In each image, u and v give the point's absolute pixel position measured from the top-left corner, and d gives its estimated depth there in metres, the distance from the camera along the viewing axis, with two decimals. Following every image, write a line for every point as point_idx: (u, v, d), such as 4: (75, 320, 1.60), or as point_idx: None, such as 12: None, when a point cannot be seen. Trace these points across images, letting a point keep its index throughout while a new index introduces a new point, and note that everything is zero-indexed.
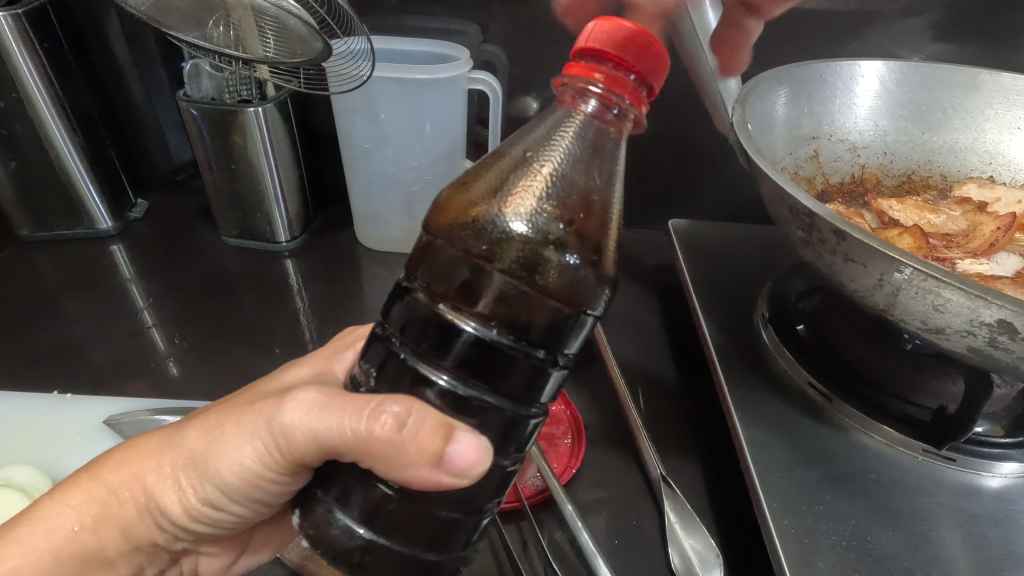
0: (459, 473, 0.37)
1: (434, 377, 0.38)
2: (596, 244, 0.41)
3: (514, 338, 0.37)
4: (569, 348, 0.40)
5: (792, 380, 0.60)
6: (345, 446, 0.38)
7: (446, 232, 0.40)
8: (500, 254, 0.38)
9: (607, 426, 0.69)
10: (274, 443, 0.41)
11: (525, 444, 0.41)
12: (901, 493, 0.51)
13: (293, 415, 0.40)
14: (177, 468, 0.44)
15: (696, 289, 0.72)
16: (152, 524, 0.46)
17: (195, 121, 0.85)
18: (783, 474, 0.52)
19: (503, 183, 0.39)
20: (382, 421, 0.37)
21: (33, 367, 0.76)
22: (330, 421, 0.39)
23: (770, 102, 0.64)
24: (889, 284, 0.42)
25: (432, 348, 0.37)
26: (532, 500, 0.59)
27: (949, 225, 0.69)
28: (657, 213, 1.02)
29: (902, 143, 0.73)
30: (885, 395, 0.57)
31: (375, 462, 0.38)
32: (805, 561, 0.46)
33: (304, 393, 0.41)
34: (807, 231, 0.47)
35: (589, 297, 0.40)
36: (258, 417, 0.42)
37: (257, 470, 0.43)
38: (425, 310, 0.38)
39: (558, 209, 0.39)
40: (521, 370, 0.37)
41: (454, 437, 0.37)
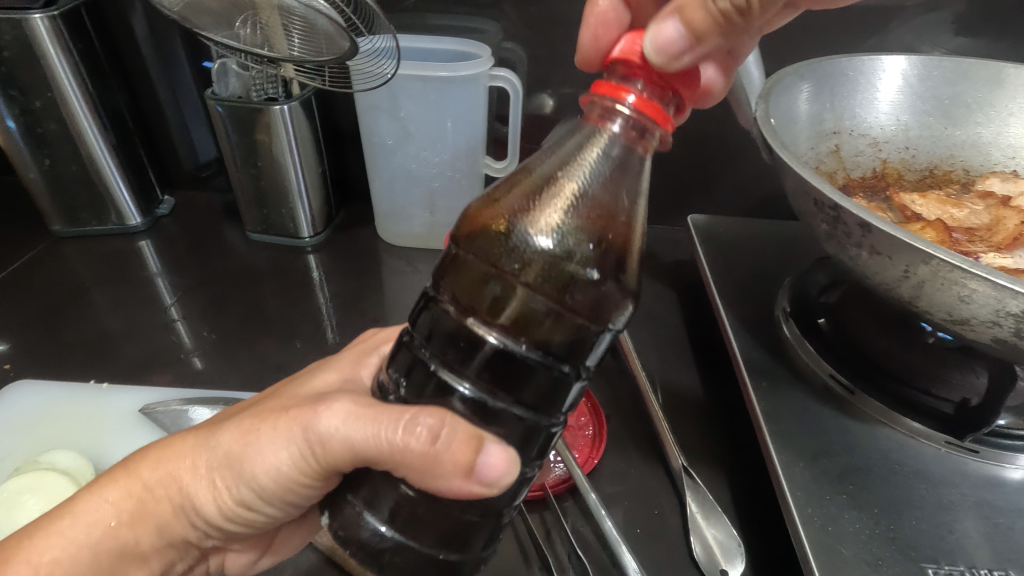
0: (488, 483, 0.38)
1: (459, 386, 0.39)
2: (622, 262, 0.41)
3: (539, 352, 0.39)
4: (591, 361, 0.41)
5: (814, 372, 0.61)
6: (381, 455, 0.39)
7: (474, 246, 0.41)
8: (527, 271, 0.39)
9: (628, 418, 0.70)
10: (309, 449, 0.42)
11: (546, 449, 0.43)
12: (924, 484, 0.51)
13: (329, 423, 0.41)
14: (212, 469, 0.44)
15: (716, 282, 0.73)
16: (186, 522, 0.46)
17: (221, 118, 0.87)
18: (806, 464, 0.52)
19: (530, 201, 0.40)
20: (417, 433, 0.38)
21: (69, 358, 0.79)
22: (366, 431, 0.40)
23: (792, 97, 0.64)
24: (915, 275, 0.43)
25: (458, 359, 0.39)
26: (555, 489, 0.61)
27: (972, 219, 0.68)
28: (673, 208, 1.03)
29: (924, 138, 0.73)
30: (906, 387, 0.57)
31: (408, 472, 0.39)
32: (827, 548, 0.46)
33: (341, 402, 0.42)
34: (832, 224, 0.48)
35: (612, 313, 0.41)
36: (294, 423, 0.43)
37: (292, 475, 0.43)
38: (453, 323, 0.39)
39: (586, 228, 0.40)
40: (545, 384, 0.38)
41: (484, 449, 0.38)
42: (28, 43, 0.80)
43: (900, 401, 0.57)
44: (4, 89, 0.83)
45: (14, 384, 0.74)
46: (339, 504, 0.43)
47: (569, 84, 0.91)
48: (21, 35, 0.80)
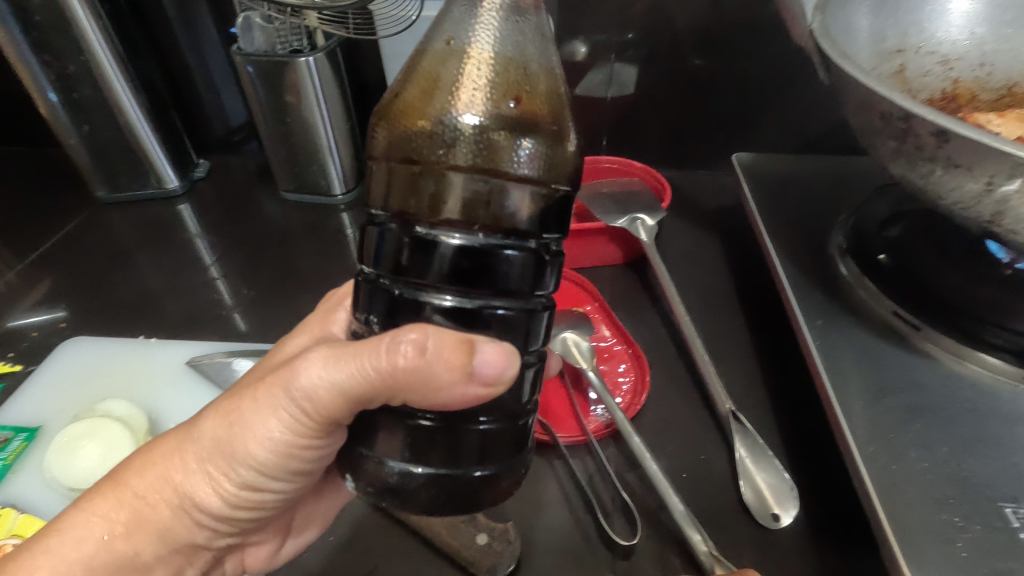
0: (492, 382, 0.36)
1: (438, 301, 0.37)
2: (555, 114, 0.38)
3: (501, 236, 0.36)
4: (553, 232, 0.38)
5: (875, 311, 0.57)
6: (373, 389, 0.37)
7: (394, 152, 0.37)
8: (456, 152, 0.35)
9: (671, 366, 0.68)
10: (298, 407, 0.40)
11: (543, 337, 0.41)
12: (998, 422, 0.48)
13: (309, 375, 0.39)
14: (203, 460, 0.43)
15: (765, 221, 0.69)
16: (190, 523, 0.44)
17: (250, 78, 0.86)
18: (867, 403, 0.49)
19: (436, 81, 0.36)
20: (403, 350, 0.35)
21: (119, 316, 0.81)
22: (348, 369, 0.38)
23: (853, 11, 0.59)
24: (997, 190, 0.38)
25: (414, 271, 0.36)
26: (597, 434, 0.60)
27: None
28: (714, 150, 0.98)
29: (1003, 52, 0.65)
30: (978, 322, 0.53)
31: (407, 395, 0.37)
32: (891, 486, 0.44)
33: (314, 353, 0.40)
34: (901, 139, 0.43)
35: (562, 170, 0.38)
36: (275, 388, 0.41)
37: (288, 440, 0.42)
38: (400, 236, 0.36)
39: (506, 88, 0.36)
40: (517, 266, 0.36)
41: (477, 350, 0.36)
42: (57, 6, 0.80)
43: (968, 334, 0.52)
44: (39, 55, 0.84)
45: (69, 342, 0.76)
46: (356, 460, 0.41)
47: (601, 25, 0.87)
48: None
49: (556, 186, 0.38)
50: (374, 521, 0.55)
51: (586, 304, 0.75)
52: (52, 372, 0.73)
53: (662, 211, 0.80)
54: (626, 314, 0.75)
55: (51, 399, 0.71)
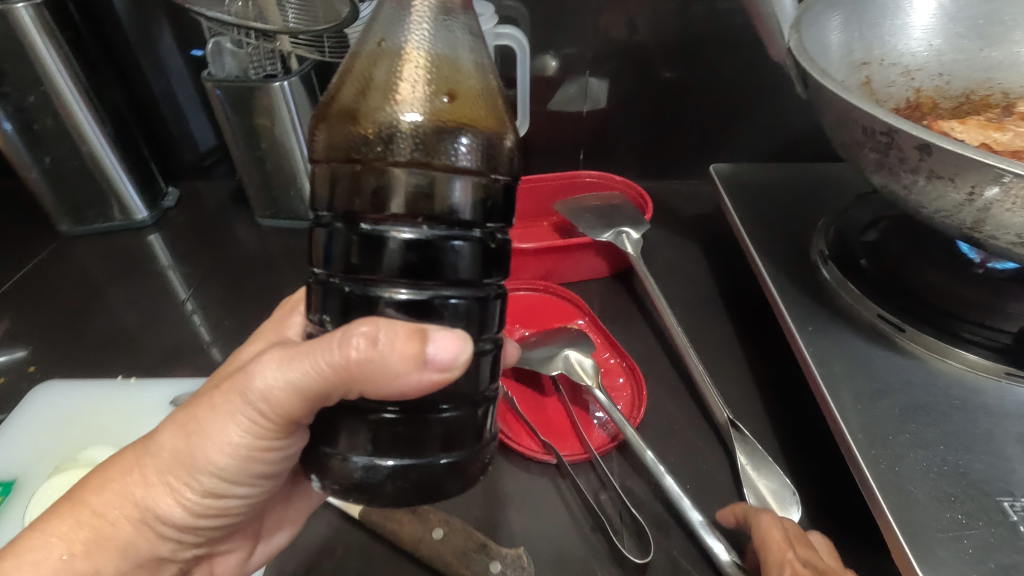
0: (447, 368, 0.35)
1: (390, 295, 0.36)
2: (489, 109, 0.39)
3: (446, 227, 0.36)
4: (499, 221, 0.38)
5: (861, 314, 0.59)
6: (330, 384, 0.36)
7: (337, 152, 0.37)
8: (396, 149, 0.36)
9: (665, 376, 0.69)
10: (257, 411, 0.39)
11: (498, 323, 0.40)
12: (986, 417, 0.50)
13: (264, 377, 0.38)
14: (163, 472, 0.41)
15: (748, 229, 0.71)
16: (155, 536, 0.42)
17: (221, 103, 0.84)
18: (864, 406, 0.51)
19: (371, 81, 0.37)
20: (355, 344, 0.34)
21: (93, 356, 0.78)
22: (304, 367, 0.36)
23: (825, 26, 0.61)
24: (980, 198, 0.40)
25: (364, 268, 0.35)
26: (600, 450, 0.60)
27: (1017, 142, 0.62)
28: (691, 160, 1.01)
29: (959, 62, 0.69)
30: (958, 321, 0.56)
31: (364, 388, 0.36)
32: (897, 488, 0.45)
33: (267, 355, 0.38)
34: (883, 151, 0.45)
35: (501, 161, 0.39)
36: (231, 394, 0.39)
37: (251, 444, 0.40)
38: (348, 235, 0.35)
39: (440, 85, 0.37)
40: (465, 256, 0.36)
41: (429, 337, 0.35)
42: (14, 36, 0.77)
43: (948, 332, 0.55)
44: None
45: (40, 387, 0.73)
46: (320, 461, 0.39)
47: (575, 43, 0.88)
48: (6, 27, 0.76)
49: (496, 177, 0.38)
50: (379, 556, 0.53)
51: (578, 318, 0.75)
52: (23, 421, 0.69)
53: (645, 223, 0.81)
54: (617, 327, 0.76)
55: (23, 449, 0.67)
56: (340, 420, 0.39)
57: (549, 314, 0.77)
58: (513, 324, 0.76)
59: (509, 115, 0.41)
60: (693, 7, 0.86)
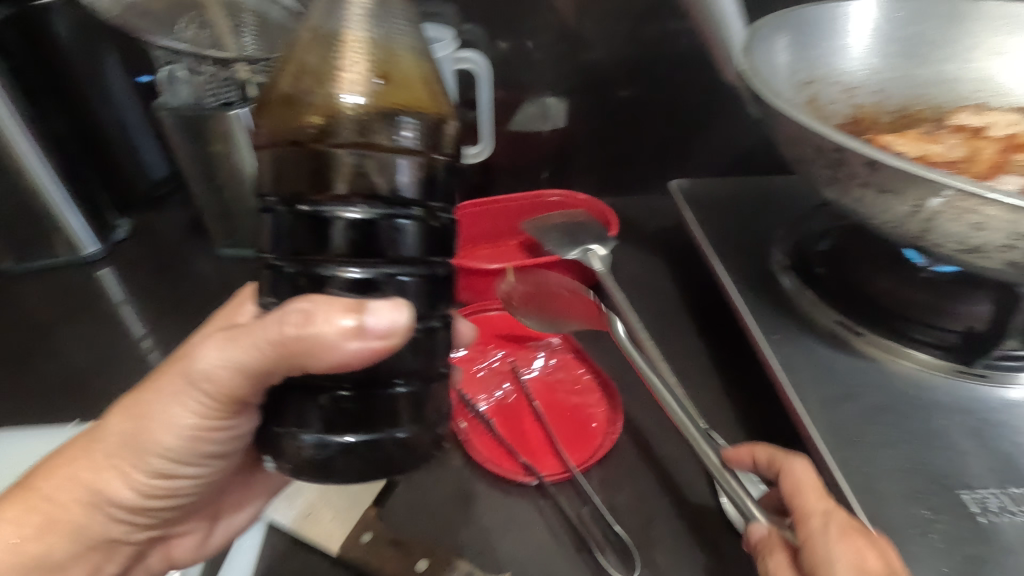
0: (386, 336, 0.34)
1: (333, 275, 0.35)
2: (428, 92, 0.39)
3: (388, 205, 0.35)
4: (445, 197, 0.38)
5: (821, 320, 0.61)
6: (273, 360, 0.36)
7: (276, 136, 0.37)
8: (337, 132, 0.36)
9: (639, 389, 0.70)
10: (202, 392, 0.41)
11: (450, 298, 0.39)
12: (942, 414, 0.52)
13: (207, 359, 0.39)
14: (111, 457, 0.44)
15: (709, 242, 0.73)
16: (104, 518, 0.46)
17: (175, 131, 0.82)
18: (830, 409, 0.53)
19: (309, 66, 0.37)
20: (293, 317, 0.34)
21: (41, 402, 0.73)
22: (245, 347, 0.37)
23: (772, 49, 0.64)
24: (924, 210, 0.43)
25: (309, 248, 0.34)
26: (580, 467, 0.60)
27: (951, 152, 0.65)
28: (651, 176, 1.04)
29: (893, 80, 0.73)
30: (907, 322, 0.59)
31: (306, 362, 0.35)
32: (867, 487, 0.47)
33: (212, 337, 0.40)
34: (834, 168, 0.48)
35: (444, 142, 0.39)
36: (176, 376, 0.41)
37: (197, 424, 0.43)
38: (287, 216, 0.34)
39: (376, 69, 0.37)
40: (410, 234, 0.35)
41: (365, 305, 0.34)
42: None
43: (898, 333, 0.58)
44: None
45: None
46: (270, 440, 0.38)
47: (534, 66, 0.90)
48: None
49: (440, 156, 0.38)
50: None
51: (551, 336, 0.76)
52: None
53: (611, 240, 0.83)
54: (589, 342, 0.77)
55: None
56: (286, 403, 0.37)
57: (521, 332, 0.77)
58: (486, 344, 0.76)
59: (450, 100, 0.41)
60: (645, 29, 0.89)
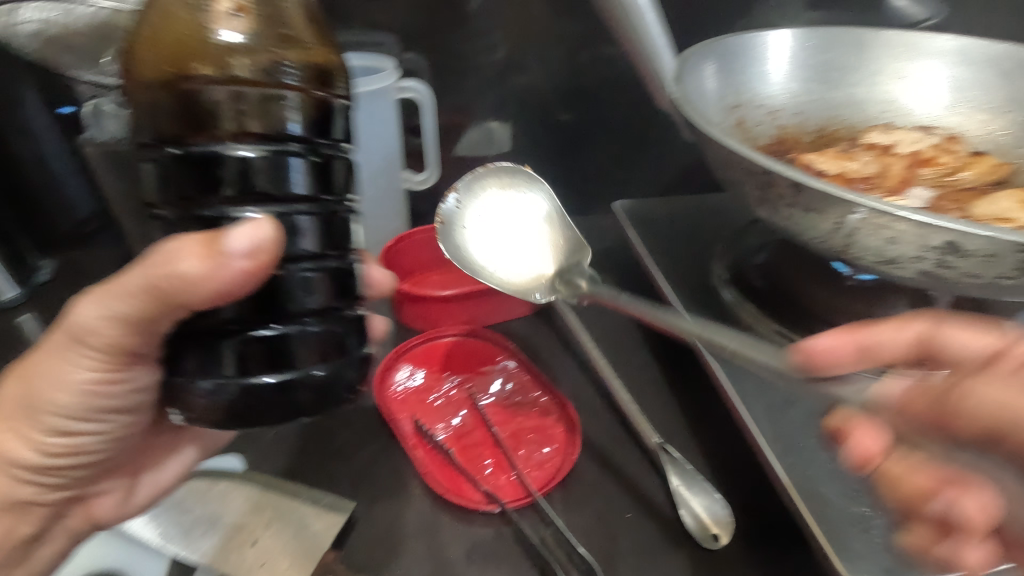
0: (253, 256, 0.36)
1: (223, 214, 0.38)
2: (309, 38, 0.44)
3: (269, 142, 0.38)
4: (334, 134, 0.41)
5: (762, 331, 0.64)
6: (156, 304, 0.40)
7: (159, 80, 0.39)
8: (219, 72, 0.39)
9: (595, 407, 0.71)
10: (86, 345, 0.46)
11: (345, 236, 0.43)
12: None
13: (86, 316, 0.44)
14: (8, 420, 0.48)
15: (655, 259, 0.76)
16: (10, 478, 0.49)
17: (101, 166, 0.78)
18: (776, 417, 0.55)
19: (189, 15, 0.40)
20: (170, 258, 0.38)
21: None
22: (121, 298, 0.42)
23: (700, 76, 0.68)
24: (846, 226, 0.46)
25: (194, 188, 0.37)
26: (542, 491, 0.60)
27: (865, 168, 0.71)
28: (595, 196, 1.07)
29: (810, 103, 0.79)
30: (837, 328, 0.63)
31: (186, 297, 0.39)
32: (813, 491, 0.49)
33: (86, 297, 0.45)
34: (763, 189, 0.51)
35: (328, 82, 0.43)
36: (60, 335, 0.46)
37: (90, 378, 0.48)
38: (170, 157, 0.37)
39: (252, 12, 0.41)
40: (298, 170, 0.38)
41: (229, 236, 0.36)
42: None
43: None
44: None
45: None
46: (173, 392, 0.41)
47: (477, 93, 0.92)
48: None
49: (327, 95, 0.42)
50: None
51: (506, 359, 0.76)
52: None
53: None
54: (543, 363, 0.78)
55: None
56: (189, 350, 0.40)
57: (475, 357, 0.77)
58: (441, 371, 0.75)
59: (333, 49, 0.46)
60: (580, 57, 0.92)
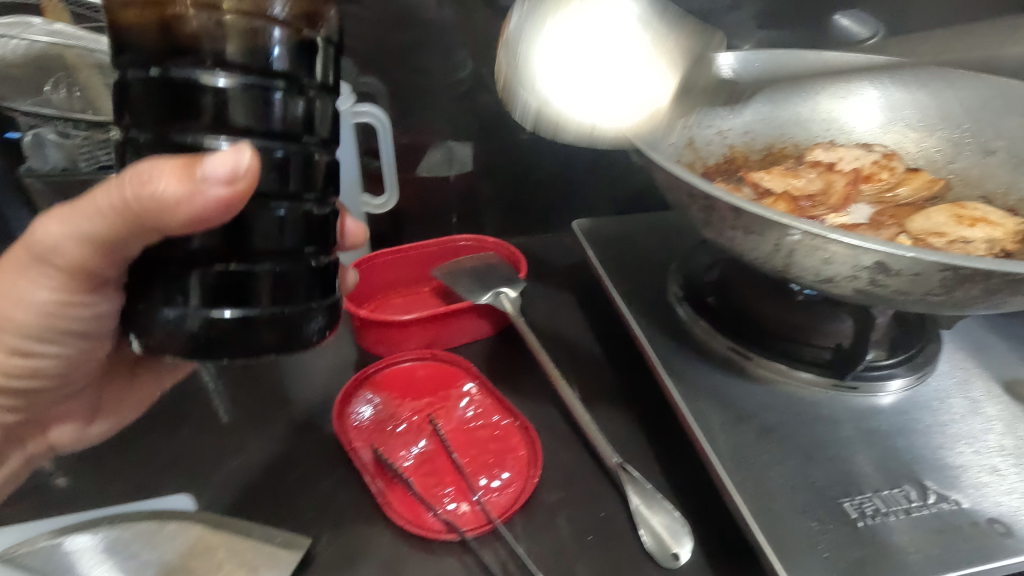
0: (228, 184, 0.36)
1: (202, 140, 0.37)
2: None
3: (252, 75, 0.36)
4: (317, 74, 0.40)
5: (715, 347, 0.66)
6: (122, 226, 0.40)
7: None
8: None
9: (556, 427, 0.71)
10: (48, 262, 0.45)
11: (324, 181, 0.43)
12: (825, 426, 0.57)
13: (46, 232, 0.44)
14: None
15: (612, 278, 0.77)
16: None
17: (42, 196, 0.76)
18: (728, 434, 0.56)
19: None
20: (140, 176, 0.37)
21: None
22: (87, 216, 0.41)
23: (648, 100, 0.69)
24: (784, 247, 0.47)
25: (171, 111, 0.36)
26: (501, 517, 0.60)
27: (810, 186, 0.75)
28: (556, 214, 1.08)
29: (757, 122, 0.83)
30: (786, 341, 0.64)
31: (156, 220, 0.38)
32: (762, 507, 0.50)
33: (50, 213, 0.44)
34: (707, 211, 0.52)
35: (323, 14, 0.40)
36: (19, 251, 0.46)
37: (53, 298, 0.48)
38: (151, 75, 0.36)
39: None
40: (278, 106, 0.38)
41: (205, 161, 0.36)
42: None
43: (781, 353, 0.63)
44: None
45: None
46: (139, 317, 0.43)
47: (435, 114, 0.92)
48: None
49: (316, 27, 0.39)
50: None
51: (467, 383, 0.76)
52: None
53: (521, 282, 0.85)
54: (505, 385, 0.77)
55: None
56: (158, 280, 0.41)
57: (436, 382, 0.76)
58: (402, 398, 0.74)
59: None
60: None
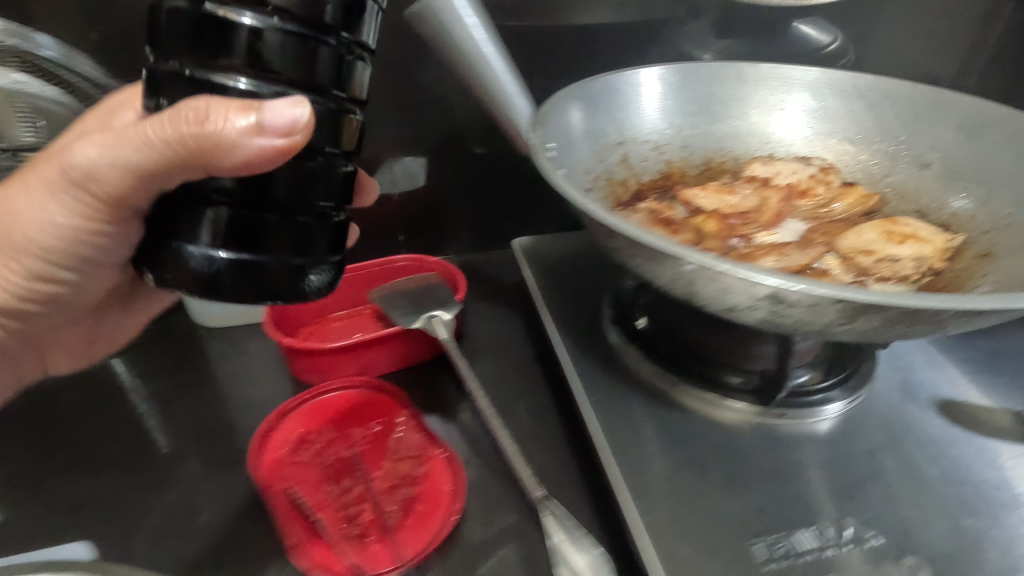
0: (289, 133, 0.37)
1: (228, 81, 0.37)
2: None
3: (298, 23, 0.36)
4: (363, 35, 0.40)
5: (641, 376, 0.64)
6: (157, 157, 0.39)
7: None
8: None
9: (487, 458, 0.69)
10: (75, 187, 0.44)
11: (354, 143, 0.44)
12: (758, 455, 0.57)
13: (86, 153, 0.42)
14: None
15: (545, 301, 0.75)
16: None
17: None
18: (657, 470, 0.56)
19: None
20: (188, 112, 0.37)
21: None
22: (133, 144, 0.39)
23: (569, 118, 0.68)
24: (683, 276, 0.45)
25: (216, 51, 0.36)
26: (414, 560, 0.57)
27: (744, 203, 0.74)
28: (506, 231, 1.06)
29: (694, 135, 0.80)
30: (709, 367, 0.63)
31: (209, 162, 0.38)
32: (670, 552, 0.50)
33: (94, 135, 0.42)
34: (611, 239, 0.50)
35: None
36: (53, 168, 0.44)
37: (68, 226, 0.47)
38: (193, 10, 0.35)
39: None
40: (323, 61, 0.38)
41: (268, 106, 0.36)
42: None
43: (706, 380, 0.62)
44: None
45: None
46: (168, 254, 0.41)
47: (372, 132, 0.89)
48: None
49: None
50: None
51: (400, 414, 0.73)
52: None
53: (456, 304, 0.81)
54: (439, 413, 0.75)
55: None
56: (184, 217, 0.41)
57: (371, 410, 0.73)
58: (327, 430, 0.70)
59: None
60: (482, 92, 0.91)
